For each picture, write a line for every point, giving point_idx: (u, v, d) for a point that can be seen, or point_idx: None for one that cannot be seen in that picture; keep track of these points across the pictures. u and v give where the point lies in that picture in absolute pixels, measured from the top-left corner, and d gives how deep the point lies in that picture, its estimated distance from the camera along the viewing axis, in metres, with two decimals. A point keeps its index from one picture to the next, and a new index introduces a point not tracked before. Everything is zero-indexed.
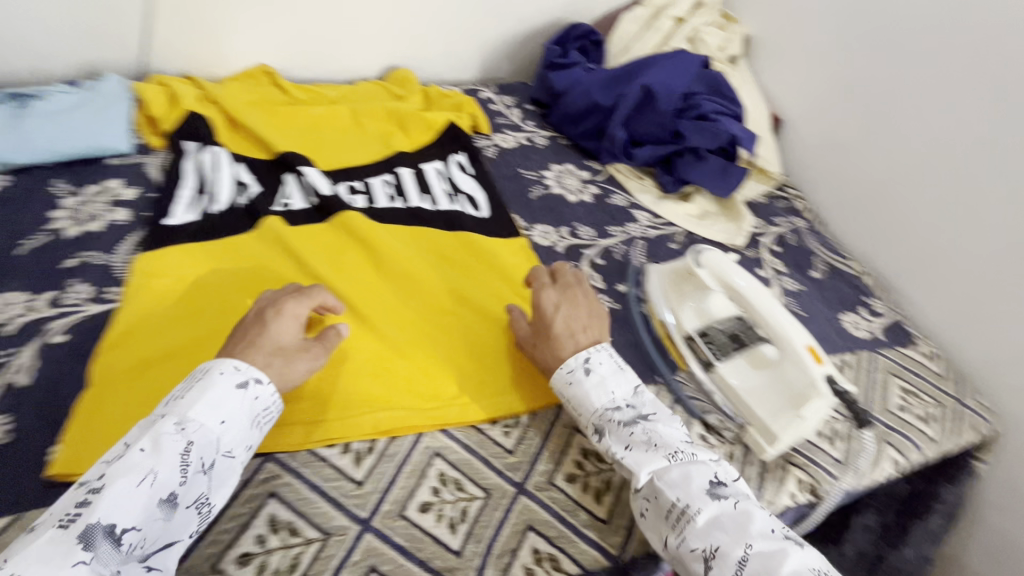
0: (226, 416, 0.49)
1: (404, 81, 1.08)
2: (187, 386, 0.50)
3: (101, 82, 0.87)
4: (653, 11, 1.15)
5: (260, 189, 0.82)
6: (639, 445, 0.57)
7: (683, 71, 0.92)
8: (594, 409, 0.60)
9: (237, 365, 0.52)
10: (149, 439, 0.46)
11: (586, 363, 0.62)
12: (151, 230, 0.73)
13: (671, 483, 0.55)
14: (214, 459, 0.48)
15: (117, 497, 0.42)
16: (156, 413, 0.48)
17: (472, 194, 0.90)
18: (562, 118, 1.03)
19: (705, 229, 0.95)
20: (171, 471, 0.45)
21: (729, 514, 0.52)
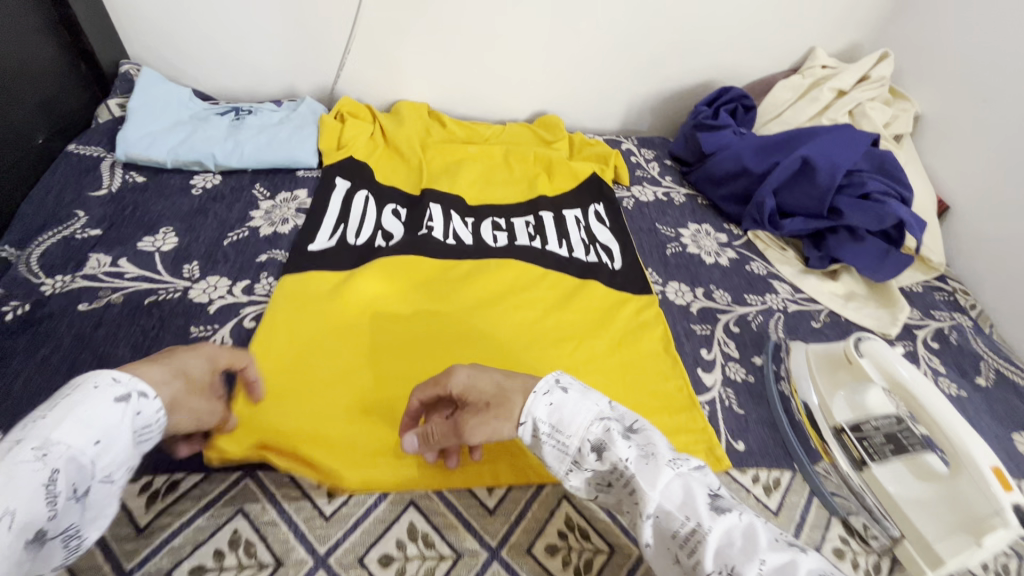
0: (102, 435, 0.42)
1: (552, 126, 1.14)
2: (49, 409, 0.42)
3: (299, 107, 1.00)
4: (811, 81, 1.13)
5: (401, 221, 0.87)
6: (638, 458, 0.49)
7: (850, 146, 0.88)
8: (583, 426, 0.51)
9: (118, 377, 0.45)
10: (2, 471, 0.37)
11: (560, 383, 0.53)
12: (298, 251, 0.78)
13: (673, 496, 0.47)
14: (87, 487, 0.42)
15: None
16: (5, 441, 0.39)
17: (607, 245, 0.92)
18: (704, 178, 1.03)
19: (852, 312, 0.89)
20: (38, 502, 0.38)
21: (738, 525, 0.45)
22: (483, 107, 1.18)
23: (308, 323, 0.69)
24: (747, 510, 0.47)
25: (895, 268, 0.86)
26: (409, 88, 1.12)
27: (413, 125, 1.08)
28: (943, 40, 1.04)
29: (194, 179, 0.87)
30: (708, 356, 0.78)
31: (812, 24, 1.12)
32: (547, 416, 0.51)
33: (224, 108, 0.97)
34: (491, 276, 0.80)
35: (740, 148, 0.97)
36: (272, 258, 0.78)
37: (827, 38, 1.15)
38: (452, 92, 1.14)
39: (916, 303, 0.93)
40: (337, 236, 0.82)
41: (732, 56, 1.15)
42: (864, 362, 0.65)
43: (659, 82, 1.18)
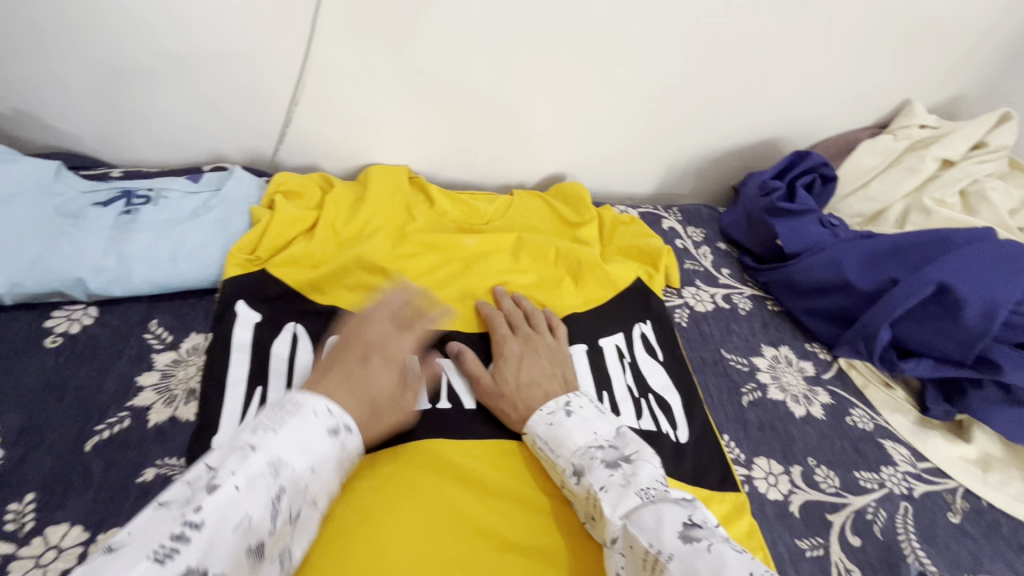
0: (313, 465, 0.44)
1: (575, 199, 0.87)
2: (275, 419, 0.44)
3: (225, 185, 0.71)
4: (907, 145, 0.88)
5: None
6: (613, 485, 0.48)
7: (1009, 270, 0.63)
8: (575, 448, 0.52)
9: (331, 408, 0.47)
10: (245, 474, 0.40)
11: (568, 407, 0.56)
12: None
13: (644, 524, 0.43)
14: (300, 508, 0.43)
15: (217, 532, 0.36)
16: (244, 444, 0.42)
17: (666, 397, 0.66)
18: (782, 282, 0.78)
19: (995, 493, 0.65)
20: (265, 511, 0.39)
21: (704, 558, 0.39)
22: (483, 169, 0.89)
23: None
24: (732, 546, 0.40)
25: None
26: (386, 147, 0.83)
27: (390, 203, 0.79)
28: None
29: (55, 317, 0.58)
30: None
31: (913, 69, 0.87)
32: (543, 434, 0.55)
33: (111, 192, 0.66)
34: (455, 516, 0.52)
35: (838, 254, 0.72)
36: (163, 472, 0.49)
37: (927, 88, 0.90)
38: (442, 152, 0.86)
39: None
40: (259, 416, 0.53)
41: (806, 109, 0.89)
42: None
43: (711, 138, 0.91)
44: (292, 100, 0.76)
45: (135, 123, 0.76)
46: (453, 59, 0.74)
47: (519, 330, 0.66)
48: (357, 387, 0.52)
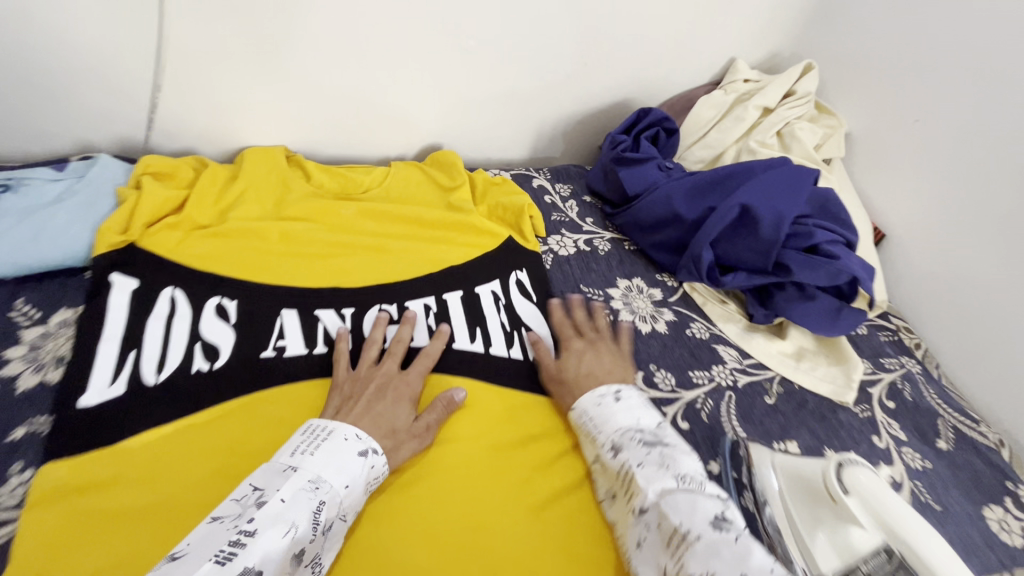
0: (351, 481, 0.49)
1: (448, 165, 0.94)
2: (311, 443, 0.49)
3: (90, 168, 0.73)
4: (735, 98, 1.01)
5: (238, 340, 0.64)
6: (650, 463, 0.51)
7: (792, 190, 0.76)
8: (617, 428, 0.57)
9: (359, 434, 0.52)
10: (289, 490, 0.44)
11: (617, 393, 0.61)
12: (80, 417, 0.54)
13: (676, 505, 0.46)
14: (335, 522, 0.47)
15: (266, 544, 0.40)
16: (284, 465, 0.47)
17: (532, 329, 0.74)
18: (631, 223, 0.88)
19: (805, 376, 0.78)
20: (307, 524, 0.43)
21: (731, 544, 0.42)
22: (360, 143, 0.94)
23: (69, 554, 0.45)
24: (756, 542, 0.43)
25: (848, 327, 0.75)
26: (258, 126, 0.86)
27: (265, 180, 0.82)
28: (871, 50, 0.95)
29: None
30: None
31: (733, 33, 1.00)
32: (590, 410, 0.60)
33: None
34: None
35: (670, 191, 0.83)
36: (33, 431, 0.53)
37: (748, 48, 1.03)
38: (317, 128, 0.90)
39: (865, 353, 0.84)
40: (123, 376, 0.58)
41: (648, 70, 1.00)
42: (852, 501, 0.50)
43: (570, 102, 1.01)
44: (154, 86, 0.77)
45: None
46: (309, 38, 0.79)
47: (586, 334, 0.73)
48: (378, 416, 0.56)
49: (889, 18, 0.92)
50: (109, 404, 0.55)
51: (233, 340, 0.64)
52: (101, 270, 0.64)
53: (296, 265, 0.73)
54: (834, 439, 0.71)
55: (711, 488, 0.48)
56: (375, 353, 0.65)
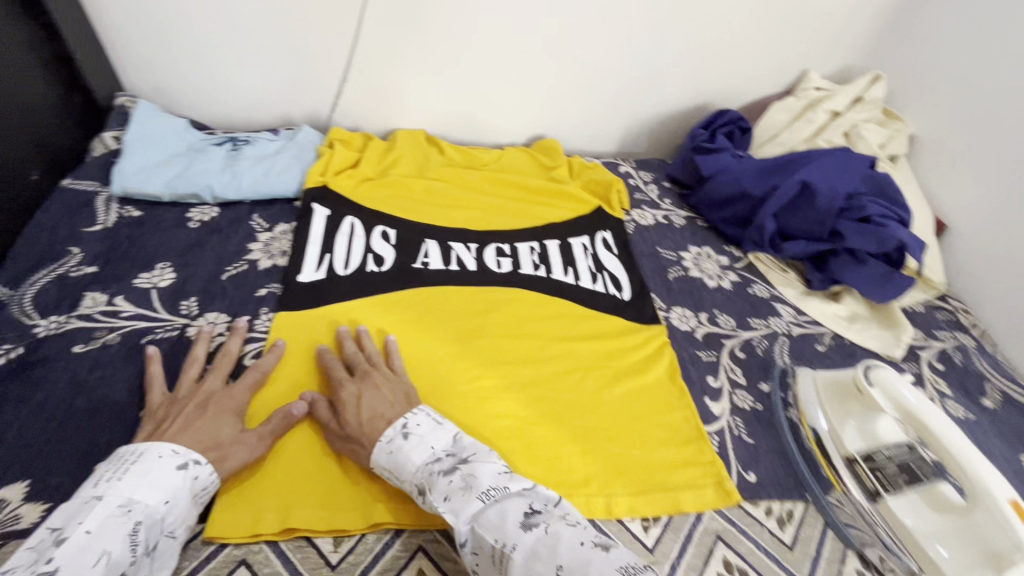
0: (170, 497, 0.49)
1: (549, 150, 1.15)
2: (115, 470, 0.49)
3: (298, 133, 1.01)
4: (806, 103, 1.14)
5: (396, 254, 0.87)
6: (455, 493, 0.51)
7: (848, 171, 0.90)
8: (415, 469, 0.54)
9: (177, 449, 0.52)
10: (94, 518, 0.45)
11: (405, 427, 0.57)
12: (299, 287, 0.78)
13: (489, 523, 0.48)
14: (158, 539, 0.48)
15: (75, 573, 0.41)
16: (87, 496, 0.47)
17: (615, 273, 0.91)
18: (704, 201, 1.03)
19: (856, 334, 0.88)
20: (123, 548, 0.44)
21: (541, 541, 0.45)
22: (481, 130, 1.18)
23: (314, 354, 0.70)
24: (563, 520, 0.48)
25: (899, 289, 0.85)
26: (409, 113, 1.12)
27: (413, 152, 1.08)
28: (936, 62, 1.06)
29: (191, 212, 0.88)
30: (715, 384, 0.77)
31: (806, 49, 1.15)
32: (386, 463, 0.56)
33: (222, 138, 0.97)
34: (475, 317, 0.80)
35: (739, 173, 0.98)
36: (271, 292, 0.78)
37: (819, 60, 1.18)
38: (451, 117, 1.15)
39: (918, 324, 0.92)
40: (325, 267, 0.82)
41: (726, 78, 1.18)
42: (875, 391, 0.64)
43: (656, 104, 1.20)
44: (343, 78, 1.05)
45: (232, 97, 1.06)
46: (457, 45, 1.04)
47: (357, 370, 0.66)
48: (198, 432, 0.55)
49: (953, 35, 1.03)
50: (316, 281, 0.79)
51: (395, 256, 0.86)
52: (309, 200, 0.91)
53: (436, 210, 0.96)
54: None
55: (514, 485, 0.51)
56: (219, 378, 0.63)
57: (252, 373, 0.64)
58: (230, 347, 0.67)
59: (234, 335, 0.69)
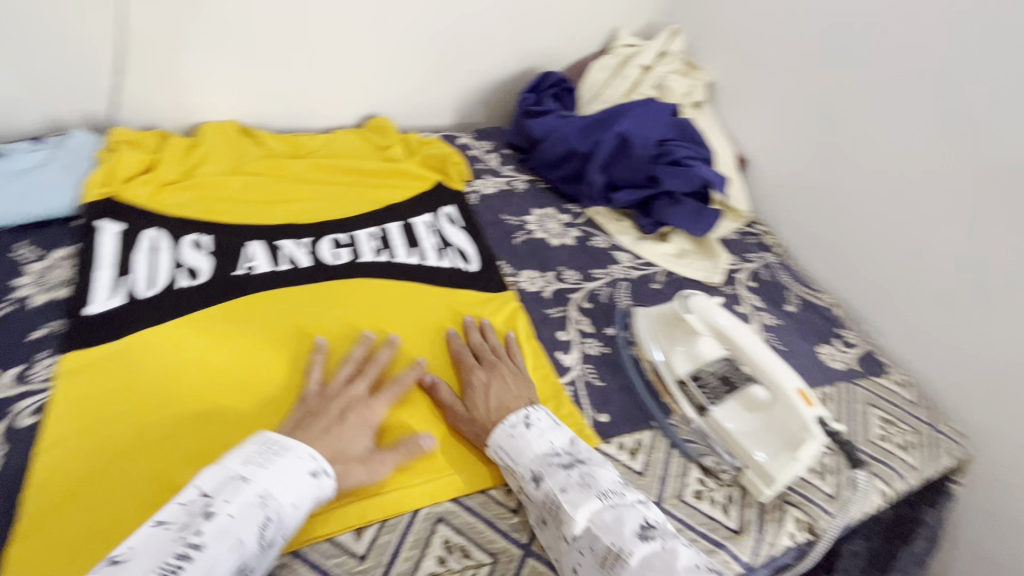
0: (298, 501, 0.50)
1: (383, 129, 1.10)
2: (265, 456, 0.51)
3: (68, 139, 0.85)
4: (620, 60, 1.21)
5: (213, 263, 0.77)
6: (573, 487, 0.55)
7: (656, 120, 0.97)
8: (534, 457, 0.58)
9: (313, 453, 0.53)
10: (237, 504, 0.47)
11: (526, 418, 0.61)
12: (89, 320, 0.67)
13: (605, 525, 0.52)
14: (274, 539, 0.48)
15: (209, 560, 0.43)
16: (235, 473, 0.49)
17: (462, 247, 0.91)
18: (540, 163, 1.06)
19: (684, 268, 0.97)
20: (254, 539, 0.46)
21: (659, 553, 0.49)
22: (304, 115, 1.09)
23: (117, 394, 0.61)
24: (677, 541, 0.52)
25: (710, 222, 0.96)
26: (214, 103, 1.00)
27: (225, 146, 0.96)
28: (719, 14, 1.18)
29: None
30: (565, 337, 0.80)
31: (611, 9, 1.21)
32: (503, 443, 0.60)
33: None
34: (314, 319, 0.74)
35: (566, 132, 1.02)
36: (51, 332, 0.66)
37: (625, 20, 1.26)
38: (265, 103, 1.04)
39: (733, 250, 1.04)
40: (121, 291, 0.71)
41: (546, 41, 1.21)
42: (693, 318, 0.73)
43: (483, 72, 1.20)
44: (118, 69, 0.90)
45: None
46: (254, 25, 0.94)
47: (484, 360, 0.71)
48: (336, 447, 0.56)
49: None
50: (110, 310, 0.68)
51: (212, 265, 0.77)
52: (94, 216, 0.77)
53: (258, 208, 0.87)
54: None
55: (631, 495, 0.55)
56: (364, 385, 0.64)
57: (349, 364, 0.66)
58: (382, 357, 0.67)
59: (386, 345, 0.69)
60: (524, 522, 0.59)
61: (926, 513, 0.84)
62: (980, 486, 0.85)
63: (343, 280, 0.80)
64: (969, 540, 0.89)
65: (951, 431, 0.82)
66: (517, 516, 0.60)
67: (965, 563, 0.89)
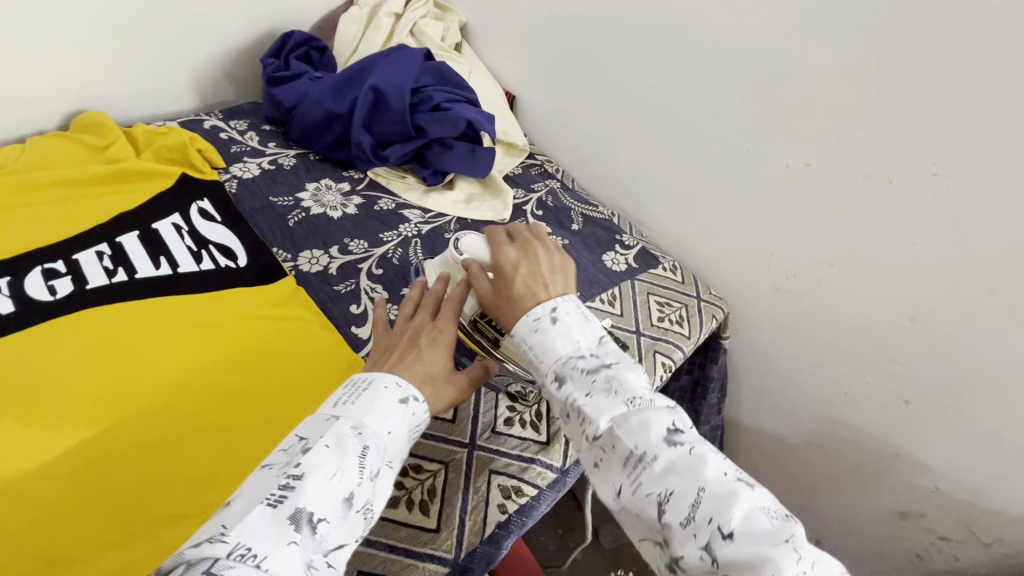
0: (393, 428, 0.48)
1: (98, 125, 0.91)
2: (353, 394, 0.50)
3: None
4: (368, 9, 1.14)
5: None
6: (598, 392, 0.50)
7: (407, 66, 0.94)
8: (558, 356, 0.53)
9: (398, 382, 0.52)
10: (333, 436, 0.45)
11: (554, 312, 0.54)
12: None
13: (632, 429, 0.47)
14: (379, 469, 0.46)
15: (315, 489, 0.41)
16: (329, 412, 0.48)
17: (224, 244, 0.81)
18: (302, 133, 0.98)
19: (474, 212, 0.98)
20: (354, 467, 0.44)
21: (686, 458, 0.45)
22: None
23: None
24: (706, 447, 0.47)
25: (486, 161, 0.97)
26: None
27: None
28: None
29: None
30: (359, 310, 0.77)
31: None
32: (527, 338, 0.54)
33: None
34: (63, 359, 0.64)
35: (319, 95, 0.94)
36: None
37: None
38: None
39: (520, 184, 1.08)
40: None
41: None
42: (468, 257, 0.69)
43: (212, 43, 1.05)
44: None
45: None
46: None
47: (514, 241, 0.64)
48: (416, 365, 0.55)
49: None
50: None
51: None
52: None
53: None
54: None
55: (664, 401, 0.49)
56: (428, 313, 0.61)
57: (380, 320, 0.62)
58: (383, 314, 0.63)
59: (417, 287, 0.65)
60: None
61: (711, 370, 1.00)
62: (745, 336, 1.02)
63: (88, 309, 0.68)
64: (747, 380, 1.07)
65: (711, 296, 0.95)
66: None
67: (749, 399, 1.08)
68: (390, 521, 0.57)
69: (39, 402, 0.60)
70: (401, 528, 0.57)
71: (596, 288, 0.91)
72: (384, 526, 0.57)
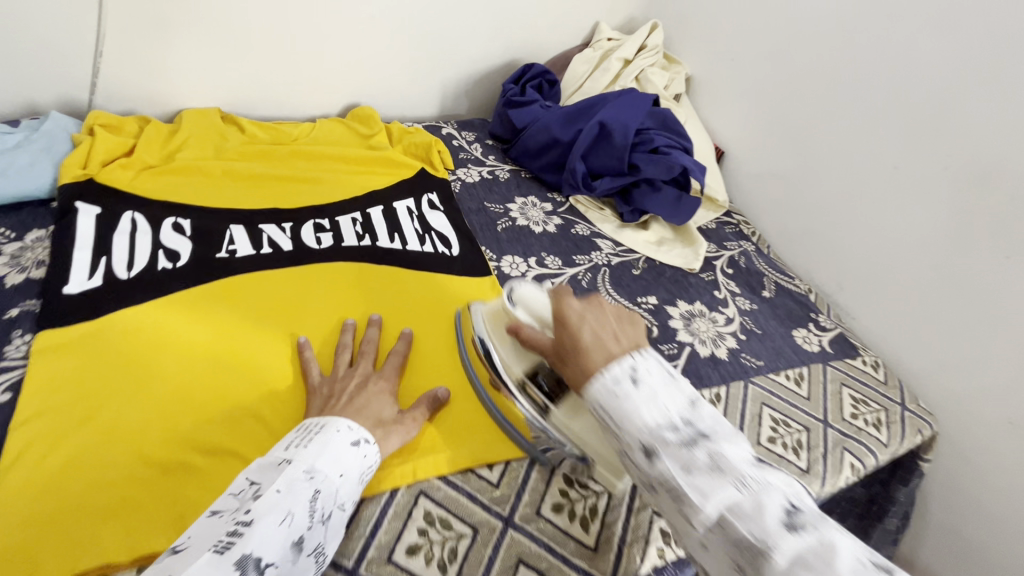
0: (344, 471, 0.50)
1: (367, 118, 1.10)
2: (304, 438, 0.51)
3: (43, 121, 0.82)
4: (602, 53, 1.24)
5: (192, 247, 0.76)
6: (698, 470, 0.41)
7: (636, 108, 0.99)
8: (643, 426, 0.44)
9: (351, 426, 0.54)
10: (284, 481, 0.46)
11: (634, 373, 0.47)
12: (56, 302, 0.65)
13: (739, 511, 0.39)
14: (331, 511, 0.48)
15: (264, 532, 0.41)
16: (279, 458, 0.48)
17: (443, 232, 0.92)
18: (523, 152, 1.08)
19: (664, 255, 0.99)
20: (304, 511, 0.45)
21: (813, 551, 0.36)
22: (286, 105, 1.10)
23: (129, 333, 0.64)
24: (834, 524, 0.38)
25: (689, 209, 0.98)
26: (193, 89, 0.99)
27: (203, 132, 0.94)
28: (696, 13, 1.23)
29: None
30: None
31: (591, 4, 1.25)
32: (602, 403, 0.47)
33: None
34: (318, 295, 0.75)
35: (549, 121, 1.04)
36: (26, 310, 0.65)
37: (607, 13, 1.28)
38: (245, 91, 1.04)
39: (712, 239, 1.07)
40: (100, 272, 0.70)
41: (528, 35, 1.24)
42: (519, 310, 0.64)
43: (467, 65, 1.22)
44: (95, 52, 0.88)
45: None
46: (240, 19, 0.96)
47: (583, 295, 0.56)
48: (364, 408, 0.58)
49: None
50: (85, 289, 0.67)
51: (190, 248, 0.76)
52: (66, 198, 0.75)
53: (242, 193, 0.87)
54: (683, 294, 0.93)
55: (775, 476, 0.41)
56: (370, 364, 0.66)
57: (345, 351, 0.67)
58: (371, 335, 0.69)
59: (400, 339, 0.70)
60: (504, 494, 0.60)
61: (897, 490, 0.87)
62: (949, 463, 0.89)
63: (341, 263, 0.81)
64: (934, 513, 0.93)
65: (919, 409, 0.84)
66: (498, 489, 0.61)
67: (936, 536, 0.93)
68: (552, 525, 0.59)
69: (289, 322, 0.71)
70: (561, 535, 0.58)
71: (783, 362, 0.85)
72: (546, 527, 0.58)
